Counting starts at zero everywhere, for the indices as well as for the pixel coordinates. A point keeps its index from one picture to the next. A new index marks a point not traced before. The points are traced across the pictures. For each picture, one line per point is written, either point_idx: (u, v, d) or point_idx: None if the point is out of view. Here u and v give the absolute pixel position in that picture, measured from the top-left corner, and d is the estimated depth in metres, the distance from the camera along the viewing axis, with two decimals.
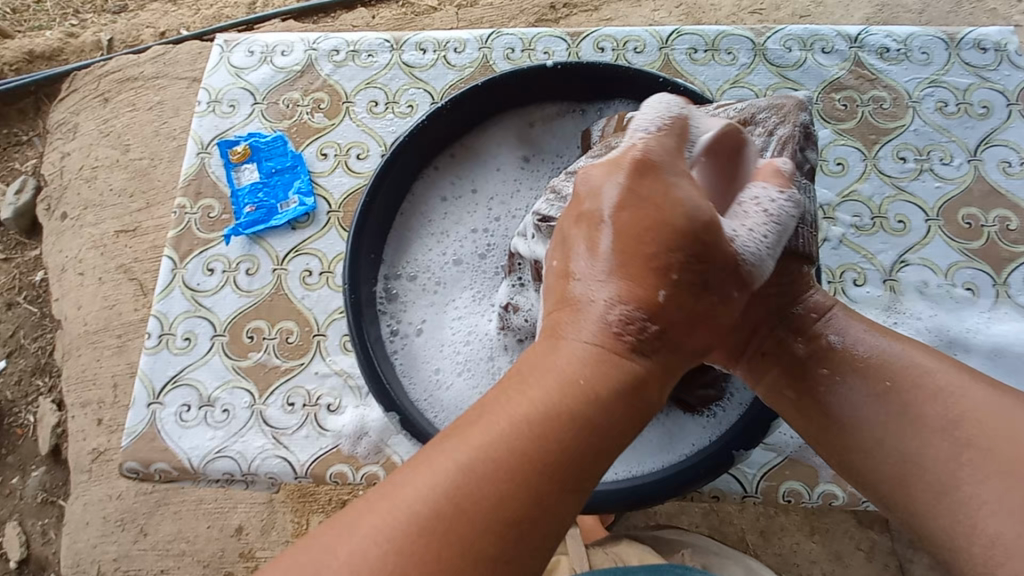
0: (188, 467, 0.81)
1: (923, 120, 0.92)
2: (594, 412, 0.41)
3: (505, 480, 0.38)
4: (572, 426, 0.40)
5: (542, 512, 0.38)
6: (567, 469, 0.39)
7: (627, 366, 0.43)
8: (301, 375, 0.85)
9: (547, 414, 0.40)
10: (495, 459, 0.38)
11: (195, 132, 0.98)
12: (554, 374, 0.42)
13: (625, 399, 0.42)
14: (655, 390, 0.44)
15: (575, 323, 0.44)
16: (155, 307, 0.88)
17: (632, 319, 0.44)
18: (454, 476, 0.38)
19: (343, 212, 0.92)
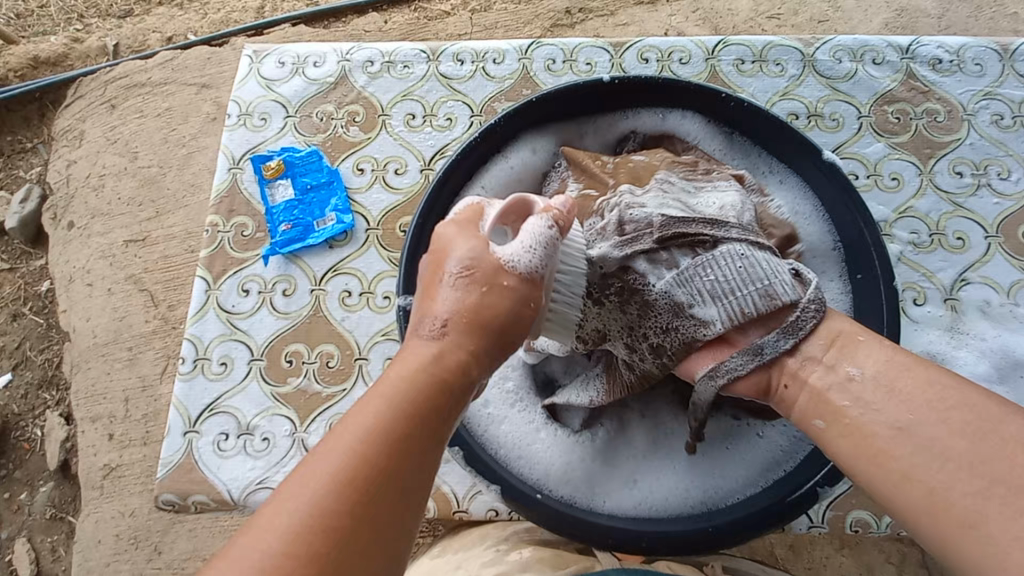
0: (228, 499, 0.78)
1: (979, 134, 0.90)
2: (429, 401, 0.45)
3: (359, 482, 0.40)
4: (408, 422, 0.43)
5: (385, 503, 0.40)
6: (408, 450, 0.42)
7: (445, 353, 0.48)
8: (343, 401, 0.82)
9: (377, 424, 0.42)
10: (346, 462, 0.40)
11: (226, 146, 0.94)
12: (388, 385, 0.45)
13: (444, 390, 0.46)
14: (474, 367, 0.48)
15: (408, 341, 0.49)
16: (189, 331, 0.85)
17: (446, 320, 0.49)
18: (322, 491, 0.39)
19: (383, 230, 0.89)
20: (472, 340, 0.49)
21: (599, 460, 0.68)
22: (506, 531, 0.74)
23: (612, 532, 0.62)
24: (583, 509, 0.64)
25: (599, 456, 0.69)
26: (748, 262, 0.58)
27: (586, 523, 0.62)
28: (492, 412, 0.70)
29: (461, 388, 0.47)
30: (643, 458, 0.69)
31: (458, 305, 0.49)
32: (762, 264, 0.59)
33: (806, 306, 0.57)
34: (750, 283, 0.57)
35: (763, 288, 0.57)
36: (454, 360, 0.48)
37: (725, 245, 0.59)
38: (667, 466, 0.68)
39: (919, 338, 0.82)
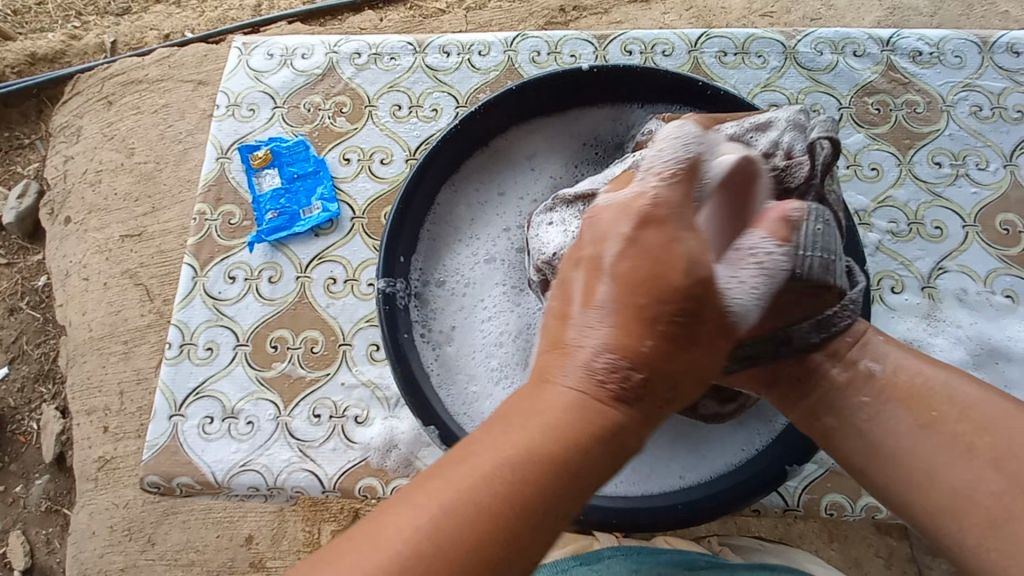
0: (212, 482, 0.79)
1: (957, 124, 0.91)
2: (574, 465, 0.40)
3: (481, 530, 0.37)
4: (563, 480, 0.39)
5: (492, 562, 0.37)
6: (547, 511, 0.39)
7: (605, 413, 0.42)
8: (327, 385, 0.83)
9: (516, 473, 0.39)
10: (452, 501, 0.38)
11: (215, 135, 0.96)
12: (533, 431, 0.41)
13: (602, 456, 0.41)
14: (637, 438, 0.43)
15: (563, 365, 0.44)
16: (176, 316, 0.86)
17: (623, 371, 0.43)
18: (432, 525, 0.37)
19: (368, 219, 0.90)
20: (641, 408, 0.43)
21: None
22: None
23: (590, 510, 0.63)
24: None
25: None
26: (820, 228, 0.53)
27: None
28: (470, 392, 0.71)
29: (618, 456, 0.42)
30: None
31: (621, 346, 0.44)
32: (829, 241, 0.53)
33: (846, 305, 0.55)
34: (810, 249, 0.52)
35: (822, 260, 0.52)
36: (621, 426, 0.42)
37: (806, 204, 0.54)
38: (643, 444, 0.69)
39: (897, 326, 0.82)
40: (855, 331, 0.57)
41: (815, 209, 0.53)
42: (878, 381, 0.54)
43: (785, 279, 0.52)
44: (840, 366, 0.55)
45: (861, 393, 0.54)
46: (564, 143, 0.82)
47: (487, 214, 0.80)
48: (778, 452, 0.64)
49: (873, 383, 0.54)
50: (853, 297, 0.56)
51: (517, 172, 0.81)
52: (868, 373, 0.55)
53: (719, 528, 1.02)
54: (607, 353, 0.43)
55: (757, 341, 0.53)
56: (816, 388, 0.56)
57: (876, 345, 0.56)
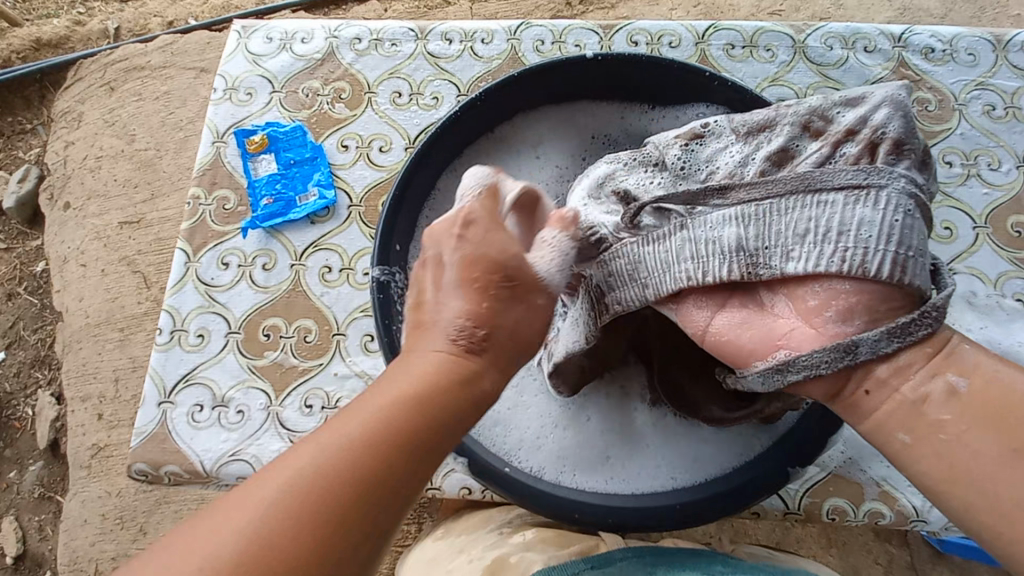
0: (200, 471, 0.77)
1: (970, 123, 0.89)
2: (449, 413, 0.41)
3: (342, 480, 0.36)
4: (436, 415, 0.41)
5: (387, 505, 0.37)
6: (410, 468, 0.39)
7: (463, 364, 0.44)
8: (320, 375, 0.81)
9: (395, 421, 0.39)
10: (344, 455, 0.37)
11: (211, 119, 0.94)
12: (406, 376, 0.42)
13: (461, 406, 0.42)
14: (491, 382, 0.45)
15: (418, 338, 0.46)
16: (167, 302, 0.85)
17: (469, 328, 0.45)
18: (305, 476, 0.36)
19: (365, 207, 0.89)
20: (492, 357, 0.46)
21: (571, 434, 0.68)
22: (508, 515, 0.75)
23: (580, 506, 0.61)
24: (554, 484, 0.63)
25: (573, 431, 0.68)
26: (899, 220, 0.45)
27: (556, 499, 0.62)
28: None
29: (477, 406, 0.44)
30: (614, 434, 0.68)
31: (468, 310, 0.46)
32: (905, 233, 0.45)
33: (927, 311, 0.43)
34: (884, 240, 0.45)
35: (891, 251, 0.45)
36: (481, 379, 0.44)
37: (886, 188, 0.46)
38: (638, 444, 0.67)
39: None
40: (939, 340, 0.44)
41: (895, 196, 0.45)
42: (966, 400, 0.42)
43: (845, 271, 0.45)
44: (914, 380, 0.43)
45: (942, 409, 0.42)
46: (571, 134, 0.80)
47: None
48: (774, 457, 0.62)
49: (956, 400, 0.42)
50: (937, 303, 0.44)
51: (522, 162, 0.79)
52: (951, 390, 0.42)
53: (715, 530, 1.01)
54: (463, 318, 0.45)
55: (814, 342, 0.46)
56: (876, 399, 0.44)
57: (968, 358, 0.43)
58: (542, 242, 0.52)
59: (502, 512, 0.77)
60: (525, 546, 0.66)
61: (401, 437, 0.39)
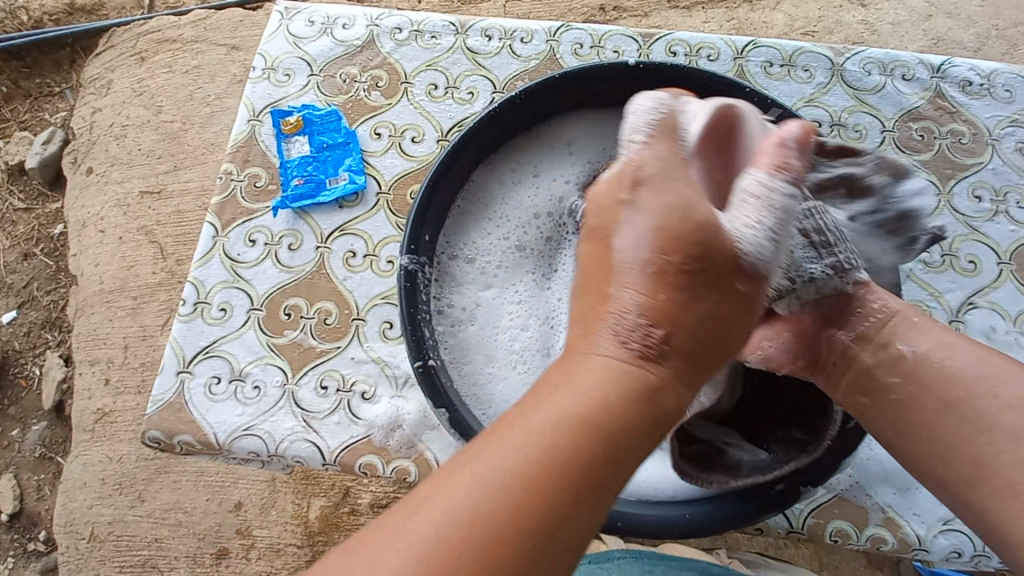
0: (213, 442, 0.78)
1: (1002, 159, 0.89)
2: (632, 437, 0.42)
3: (547, 471, 0.39)
4: (634, 409, 0.43)
5: (582, 501, 0.39)
6: (590, 485, 0.40)
7: (642, 375, 0.45)
8: (337, 358, 0.82)
9: (597, 418, 0.41)
10: (557, 443, 0.40)
11: (248, 97, 0.95)
12: (578, 392, 0.43)
13: (637, 413, 0.43)
14: (673, 398, 0.45)
15: (590, 336, 0.47)
16: (192, 274, 0.86)
17: (646, 329, 0.46)
18: (487, 488, 0.38)
19: (394, 195, 0.89)
20: (677, 363, 0.46)
21: None
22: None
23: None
24: None
25: None
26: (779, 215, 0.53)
27: None
28: (483, 368, 0.73)
29: (653, 403, 0.44)
30: None
31: (653, 311, 0.47)
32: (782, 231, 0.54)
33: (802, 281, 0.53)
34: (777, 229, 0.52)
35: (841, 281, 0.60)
36: (663, 392, 0.45)
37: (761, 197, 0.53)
38: None
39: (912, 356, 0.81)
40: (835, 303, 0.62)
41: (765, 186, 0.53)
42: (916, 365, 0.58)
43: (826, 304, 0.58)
44: (868, 350, 0.60)
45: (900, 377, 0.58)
46: (608, 138, 0.81)
47: (519, 197, 0.80)
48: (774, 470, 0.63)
49: (960, 384, 0.53)
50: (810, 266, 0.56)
51: (558, 159, 0.81)
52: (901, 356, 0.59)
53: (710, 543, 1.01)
54: (637, 317, 0.47)
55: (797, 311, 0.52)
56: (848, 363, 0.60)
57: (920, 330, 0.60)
58: (749, 196, 0.51)
59: None
60: None
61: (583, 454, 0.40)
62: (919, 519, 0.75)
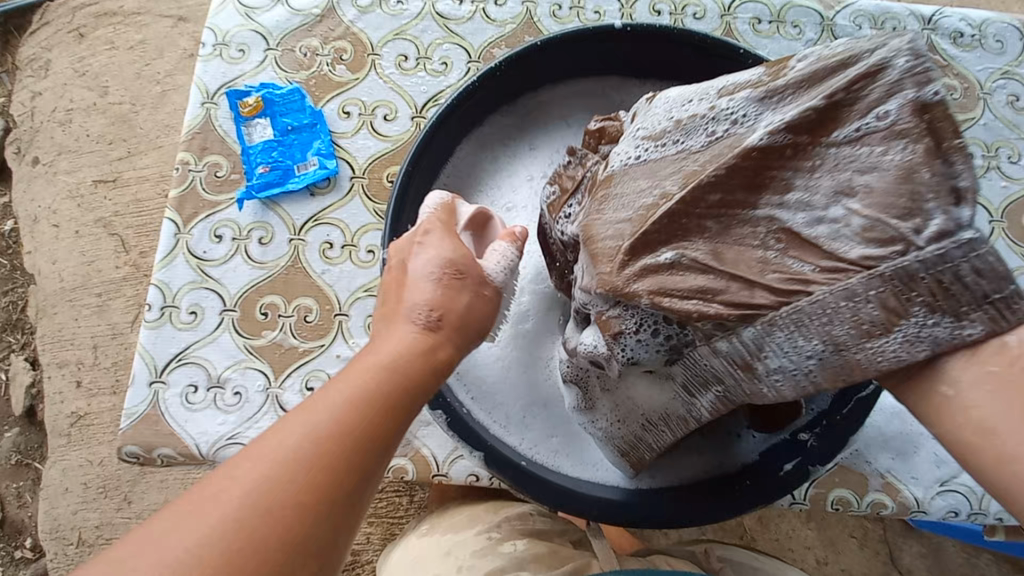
0: (195, 454, 0.74)
1: (994, 114, 0.87)
2: (394, 404, 0.45)
3: (329, 470, 0.41)
4: (398, 392, 0.46)
5: (348, 484, 0.41)
6: (357, 463, 0.42)
7: (424, 349, 0.48)
8: (321, 357, 0.78)
9: (376, 390, 0.44)
10: (349, 430, 0.42)
11: (200, 78, 0.87)
12: (364, 376, 0.45)
13: (391, 418, 0.44)
14: (446, 354, 0.50)
15: (388, 327, 0.50)
16: (156, 276, 0.79)
17: (426, 310, 0.50)
18: (260, 486, 0.39)
19: (369, 179, 0.84)
20: (448, 334, 0.50)
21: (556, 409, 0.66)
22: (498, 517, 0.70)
23: (599, 504, 0.60)
24: (570, 480, 0.62)
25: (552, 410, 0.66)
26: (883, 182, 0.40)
27: (573, 495, 0.60)
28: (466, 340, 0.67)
29: (437, 373, 0.48)
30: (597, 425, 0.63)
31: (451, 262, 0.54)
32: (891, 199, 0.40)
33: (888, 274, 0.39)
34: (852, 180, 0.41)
35: (997, 305, 0.39)
36: (438, 351, 0.49)
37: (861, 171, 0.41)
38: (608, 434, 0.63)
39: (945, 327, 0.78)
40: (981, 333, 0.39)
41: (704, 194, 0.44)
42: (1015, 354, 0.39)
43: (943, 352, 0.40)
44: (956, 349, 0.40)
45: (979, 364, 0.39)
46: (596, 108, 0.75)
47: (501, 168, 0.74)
48: (782, 449, 0.62)
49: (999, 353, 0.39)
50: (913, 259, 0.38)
51: (552, 132, 0.75)
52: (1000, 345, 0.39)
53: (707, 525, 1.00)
54: (424, 305, 0.50)
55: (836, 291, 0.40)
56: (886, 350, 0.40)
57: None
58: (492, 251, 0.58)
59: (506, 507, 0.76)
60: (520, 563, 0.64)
61: (331, 442, 0.41)
62: (918, 482, 0.76)
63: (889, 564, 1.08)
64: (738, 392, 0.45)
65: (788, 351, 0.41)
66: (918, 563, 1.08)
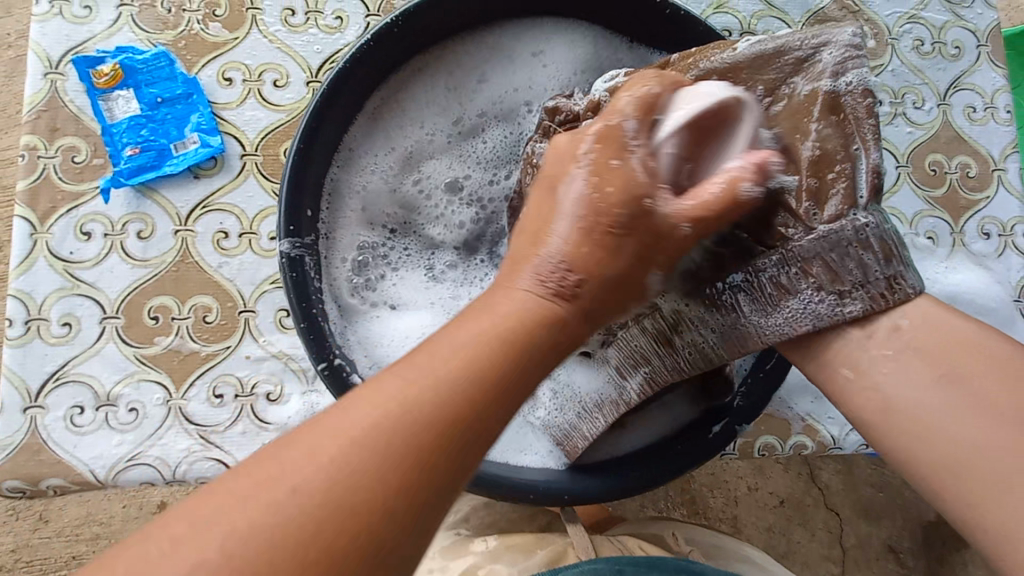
0: (92, 481, 0.66)
1: (900, 60, 0.89)
2: (524, 377, 0.36)
3: (431, 433, 0.32)
4: (518, 372, 0.36)
5: (463, 459, 0.33)
6: (460, 447, 0.33)
7: (552, 312, 0.39)
8: (229, 360, 0.70)
9: (477, 368, 0.35)
10: (444, 390, 0.33)
11: (37, 42, 0.72)
12: (472, 329, 0.36)
13: (533, 361, 0.37)
14: (575, 332, 0.40)
15: (513, 275, 0.40)
16: (12, 285, 0.68)
17: (562, 270, 0.40)
18: (357, 451, 0.31)
19: (263, 156, 0.74)
20: (585, 306, 0.40)
21: None
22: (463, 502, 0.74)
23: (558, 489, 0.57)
24: (504, 468, 0.58)
25: None
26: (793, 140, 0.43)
27: (507, 483, 0.56)
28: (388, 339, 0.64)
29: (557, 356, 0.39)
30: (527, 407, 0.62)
31: (572, 255, 0.40)
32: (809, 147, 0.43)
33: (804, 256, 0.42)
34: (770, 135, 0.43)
35: (876, 289, 0.41)
36: (568, 324, 0.39)
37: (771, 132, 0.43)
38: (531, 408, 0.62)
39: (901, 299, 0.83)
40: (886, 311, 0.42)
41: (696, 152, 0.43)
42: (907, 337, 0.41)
43: (826, 327, 0.43)
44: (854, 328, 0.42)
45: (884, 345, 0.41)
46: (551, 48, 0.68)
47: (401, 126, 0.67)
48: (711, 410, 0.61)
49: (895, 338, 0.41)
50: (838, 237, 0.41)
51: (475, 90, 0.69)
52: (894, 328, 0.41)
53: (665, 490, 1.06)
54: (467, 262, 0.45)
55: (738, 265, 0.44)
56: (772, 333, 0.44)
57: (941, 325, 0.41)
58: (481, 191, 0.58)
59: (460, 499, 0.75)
60: (493, 556, 0.67)
61: (448, 412, 0.33)
62: (833, 421, 0.80)
63: (811, 482, 1.11)
64: (664, 370, 0.49)
65: (704, 318, 0.46)
66: (835, 479, 1.12)
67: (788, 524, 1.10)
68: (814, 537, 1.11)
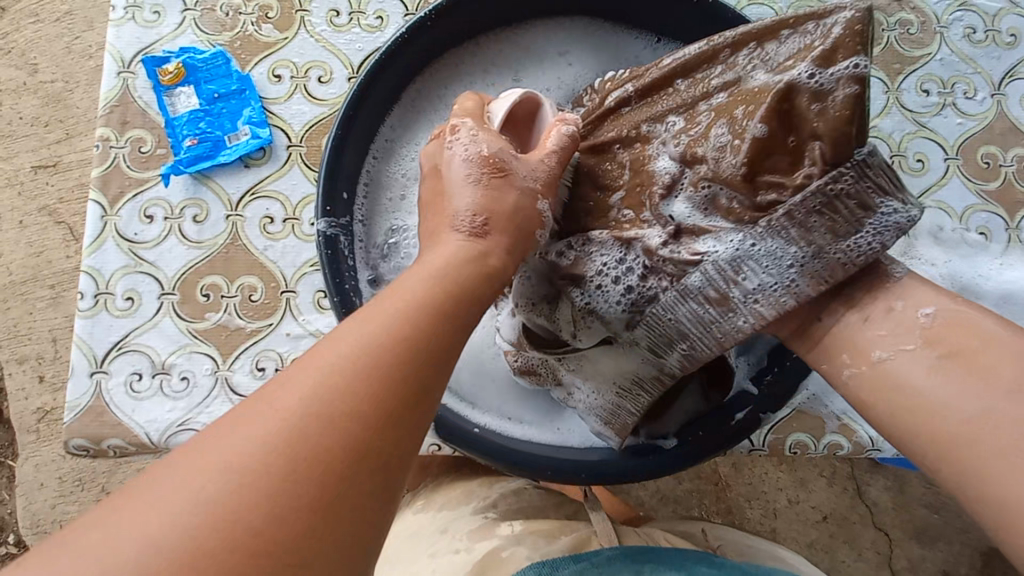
0: (147, 443, 0.71)
1: (950, 48, 0.85)
2: (418, 360, 0.36)
3: (320, 432, 0.32)
4: (451, 325, 0.39)
5: (377, 458, 0.32)
6: (404, 408, 0.34)
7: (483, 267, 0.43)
8: (271, 336, 0.75)
9: (367, 362, 0.34)
10: (315, 386, 0.33)
11: (113, 45, 0.80)
12: (401, 298, 0.38)
13: (453, 326, 0.39)
14: (468, 306, 0.40)
15: (453, 245, 0.45)
16: (85, 263, 0.75)
17: (482, 228, 0.45)
18: (250, 457, 0.30)
19: (307, 147, 0.79)
20: (507, 253, 0.46)
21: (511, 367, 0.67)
22: (490, 491, 0.76)
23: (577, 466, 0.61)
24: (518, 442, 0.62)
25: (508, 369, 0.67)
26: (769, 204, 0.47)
27: (518, 457, 0.61)
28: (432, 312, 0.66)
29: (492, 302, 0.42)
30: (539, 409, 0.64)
31: (491, 219, 0.45)
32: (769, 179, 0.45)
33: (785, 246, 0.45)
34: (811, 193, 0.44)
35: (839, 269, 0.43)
36: (498, 270, 0.45)
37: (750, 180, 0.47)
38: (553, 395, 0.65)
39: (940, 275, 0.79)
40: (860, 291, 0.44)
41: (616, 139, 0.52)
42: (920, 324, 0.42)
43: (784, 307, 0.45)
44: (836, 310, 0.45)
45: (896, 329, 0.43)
46: (574, 50, 0.70)
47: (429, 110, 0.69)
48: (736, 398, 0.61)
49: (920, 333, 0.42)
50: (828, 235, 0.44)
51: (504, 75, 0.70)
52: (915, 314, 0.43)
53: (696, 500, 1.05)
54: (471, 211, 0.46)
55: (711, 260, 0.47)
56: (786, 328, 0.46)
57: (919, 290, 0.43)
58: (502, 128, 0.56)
59: (487, 487, 0.77)
60: (516, 539, 0.67)
61: (338, 398, 0.33)
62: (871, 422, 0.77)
63: (857, 499, 1.07)
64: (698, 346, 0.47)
65: (765, 268, 0.44)
66: (884, 497, 1.06)
67: (832, 541, 1.06)
68: (860, 556, 1.06)
